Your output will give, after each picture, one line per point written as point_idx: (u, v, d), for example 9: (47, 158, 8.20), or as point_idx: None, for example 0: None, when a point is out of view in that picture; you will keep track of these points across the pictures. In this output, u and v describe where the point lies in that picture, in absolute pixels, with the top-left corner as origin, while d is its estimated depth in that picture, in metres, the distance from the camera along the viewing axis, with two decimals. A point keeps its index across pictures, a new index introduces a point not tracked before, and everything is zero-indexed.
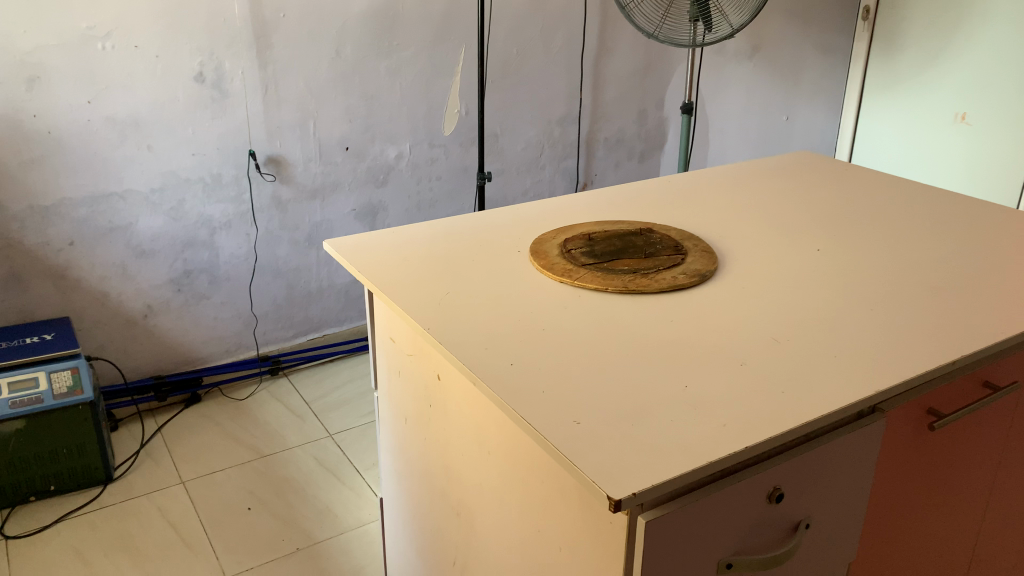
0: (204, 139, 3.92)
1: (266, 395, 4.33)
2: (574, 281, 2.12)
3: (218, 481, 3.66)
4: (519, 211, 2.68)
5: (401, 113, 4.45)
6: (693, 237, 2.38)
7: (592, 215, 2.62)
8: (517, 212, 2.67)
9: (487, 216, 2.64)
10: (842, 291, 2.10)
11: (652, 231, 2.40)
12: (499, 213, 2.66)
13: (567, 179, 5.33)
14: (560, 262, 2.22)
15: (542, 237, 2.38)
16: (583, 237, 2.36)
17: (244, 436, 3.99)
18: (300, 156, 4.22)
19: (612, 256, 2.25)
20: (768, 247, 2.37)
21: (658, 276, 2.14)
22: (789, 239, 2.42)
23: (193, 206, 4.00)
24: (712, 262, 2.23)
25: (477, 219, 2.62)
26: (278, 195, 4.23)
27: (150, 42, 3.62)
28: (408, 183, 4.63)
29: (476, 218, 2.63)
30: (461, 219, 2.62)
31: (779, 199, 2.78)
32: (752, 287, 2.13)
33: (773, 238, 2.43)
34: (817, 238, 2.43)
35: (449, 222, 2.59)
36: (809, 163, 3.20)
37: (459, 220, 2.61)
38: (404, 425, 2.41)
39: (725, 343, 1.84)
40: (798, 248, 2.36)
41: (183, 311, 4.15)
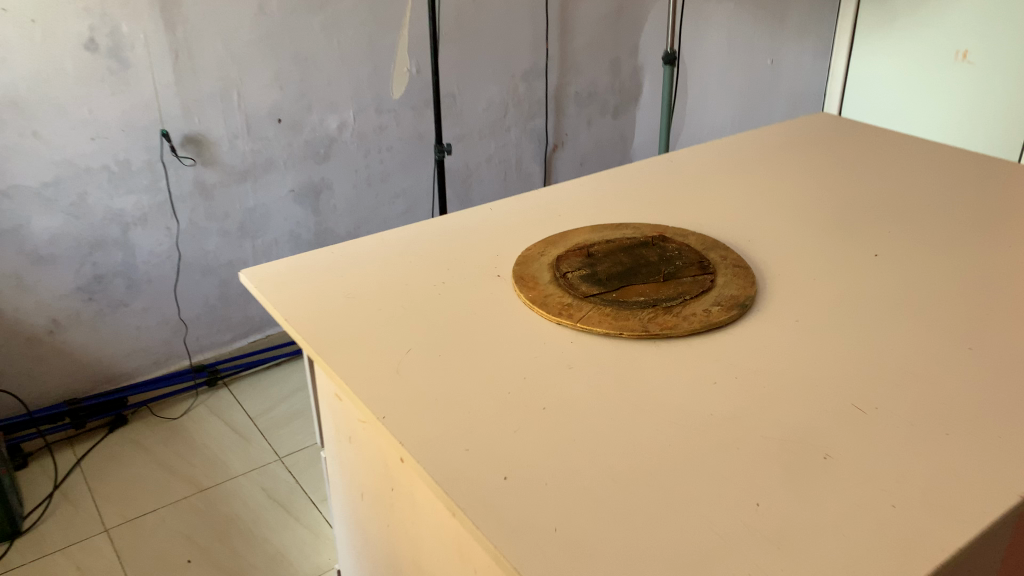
0: (105, 119, 3.26)
1: (204, 410, 3.78)
2: (578, 322, 1.59)
3: (148, 526, 3.12)
4: (491, 212, 2.13)
5: (342, 76, 3.82)
6: (720, 246, 1.86)
7: (586, 214, 2.08)
8: (489, 214, 2.12)
9: (452, 221, 2.09)
10: (924, 320, 1.61)
11: (666, 239, 1.88)
12: (468, 216, 2.11)
13: (535, 142, 4.75)
14: (555, 294, 1.69)
15: (527, 254, 1.85)
16: (580, 253, 1.82)
17: (179, 465, 3.44)
18: (225, 133, 3.59)
19: (621, 281, 1.72)
20: (814, 255, 1.86)
21: (686, 309, 1.62)
22: (838, 242, 1.92)
23: (98, 200, 3.36)
24: (751, 283, 1.72)
25: (440, 226, 2.07)
26: (202, 179, 3.60)
27: (23, 4, 2.93)
28: (354, 156, 4.02)
29: (440, 225, 2.08)
30: (420, 227, 2.06)
31: (810, 181, 2.27)
32: (809, 319, 1.62)
33: (818, 241, 1.93)
34: (872, 240, 1.93)
35: (404, 233, 2.03)
36: (831, 130, 2.69)
37: (417, 229, 2.05)
38: (360, 500, 1.89)
39: (796, 417, 1.34)
40: (854, 255, 1.86)
41: (96, 322, 3.54)
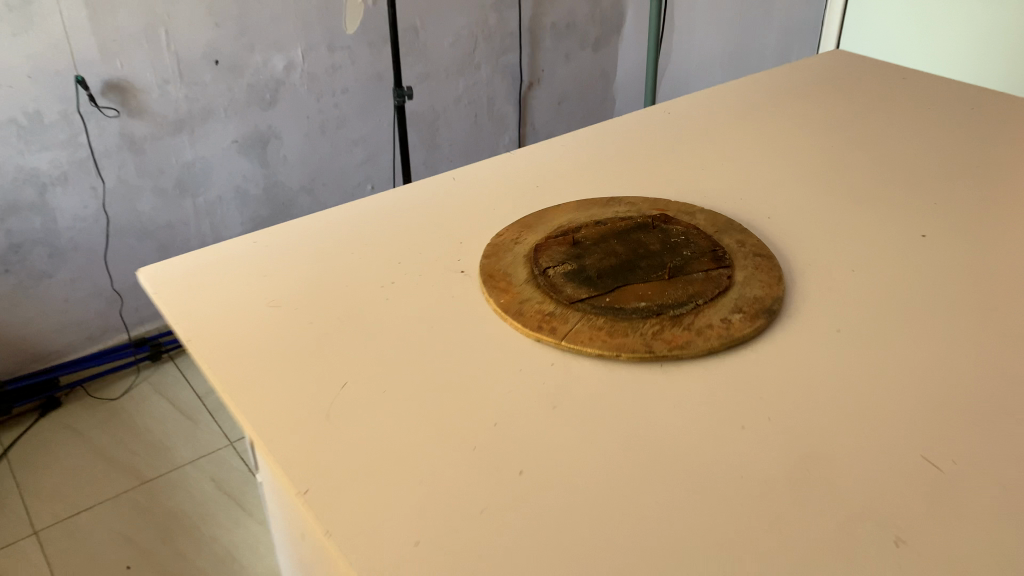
0: (6, 65, 2.79)
1: (147, 388, 3.43)
2: (563, 340, 1.25)
3: (83, 526, 2.80)
4: (454, 182, 1.76)
5: (287, 9, 3.34)
6: (735, 228, 1.51)
7: (568, 186, 1.71)
8: (452, 184, 1.75)
9: (406, 195, 1.71)
10: (995, 324, 1.28)
11: (669, 220, 1.52)
12: (426, 188, 1.73)
13: (508, 79, 4.31)
14: (534, 300, 1.34)
15: (498, 244, 1.49)
16: (564, 242, 1.47)
17: (118, 453, 3.11)
18: (153, 78, 3.13)
19: (617, 280, 1.37)
20: (848, 235, 1.52)
21: (700, 319, 1.28)
22: (878, 217, 1.57)
23: (6, 158, 2.92)
24: (777, 279, 1.37)
25: (392, 201, 1.69)
26: (129, 131, 3.16)
27: None
28: (305, 101, 3.58)
29: (392, 198, 1.71)
30: (367, 202, 1.68)
31: (836, 134, 1.91)
32: (854, 326, 1.29)
33: (854, 216, 1.58)
34: (919, 212, 1.58)
35: (347, 210, 1.66)
36: (852, 69, 2.32)
37: (363, 205, 1.67)
38: (302, 540, 1.56)
39: (850, 476, 1.02)
40: (898, 235, 1.51)
41: (17, 296, 3.15)
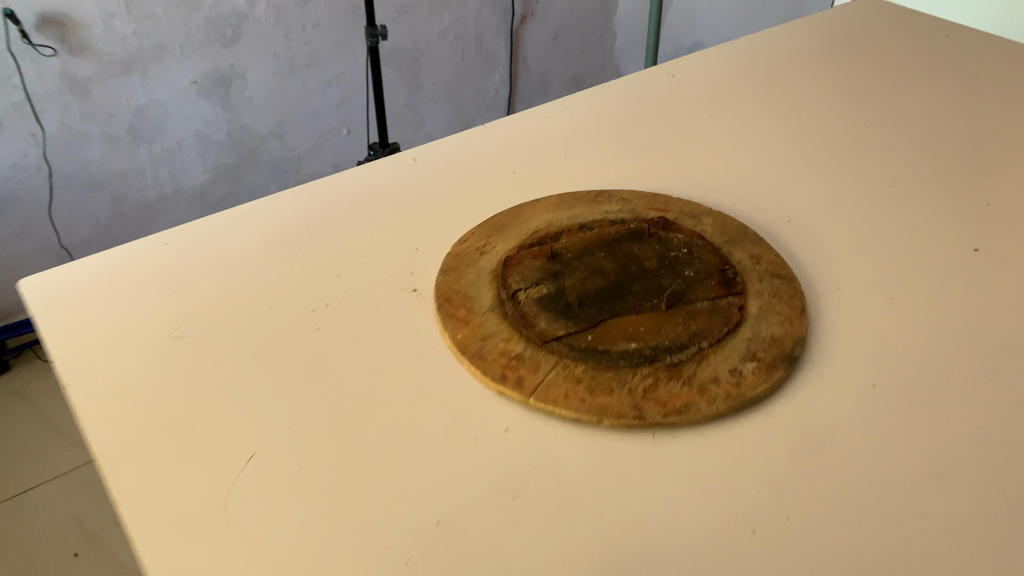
0: None
1: None
2: (530, 398, 0.99)
3: (28, 508, 2.60)
4: (415, 161, 1.47)
5: None
6: (749, 239, 1.24)
7: (550, 173, 1.43)
8: (412, 165, 1.46)
9: (356, 177, 1.42)
10: None
11: (669, 227, 1.26)
12: (381, 169, 1.45)
13: (499, 13, 3.92)
14: (498, 336, 1.08)
15: (460, 254, 1.22)
16: (539, 255, 1.20)
17: (69, 424, 2.90)
18: (95, 12, 2.76)
19: (603, 310, 1.11)
20: (886, 248, 1.25)
21: (704, 371, 1.02)
22: (921, 224, 1.30)
23: None
24: (799, 313, 1.12)
25: (338, 185, 1.41)
26: (70, 71, 2.82)
27: None
28: (271, 34, 3.22)
29: (337, 180, 1.42)
30: (306, 187, 1.40)
31: (871, 109, 1.61)
32: (892, 381, 1.04)
33: (892, 221, 1.31)
34: (971, 219, 1.31)
35: (282, 198, 1.37)
36: (888, 22, 1.99)
37: (302, 191, 1.39)
38: None
39: None
40: (946, 250, 1.25)
41: None
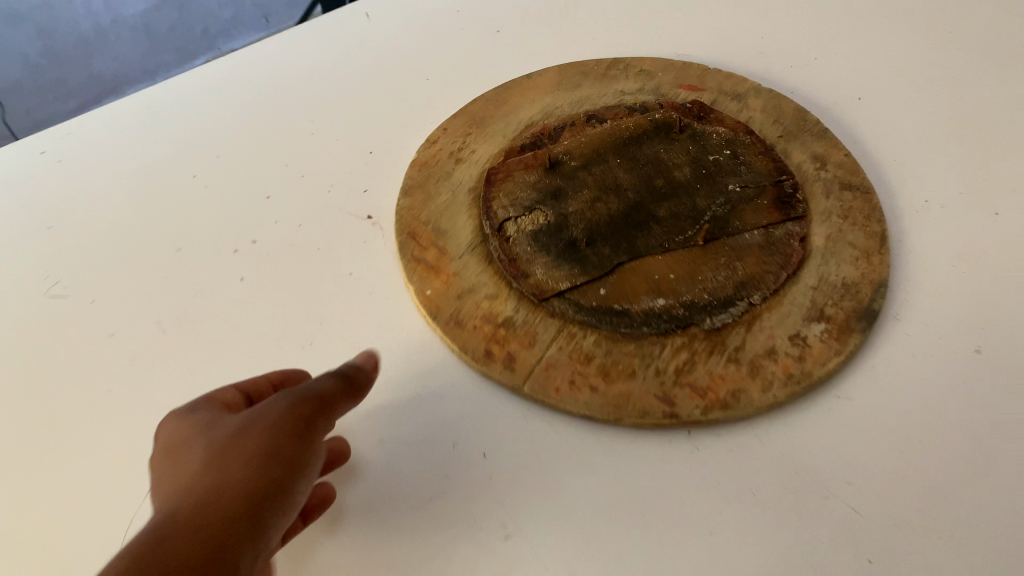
0: None
1: None
2: (525, 386, 0.74)
3: None
4: (370, 24, 1.12)
5: None
6: (811, 131, 0.94)
7: (545, 38, 1.09)
8: (366, 30, 1.12)
9: (293, 50, 1.09)
10: None
11: (706, 116, 0.95)
12: (325, 36, 1.11)
13: None
14: (480, 292, 0.81)
15: (428, 164, 0.92)
16: (533, 165, 0.90)
17: None
18: None
19: (619, 249, 0.83)
20: (995, 141, 0.94)
21: (755, 340, 0.77)
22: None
23: None
24: (878, 245, 0.84)
25: (275, 62, 1.07)
26: None
27: None
28: None
29: (273, 54, 1.09)
30: (233, 67, 1.06)
31: None
32: (1000, 343, 0.79)
33: (998, 95, 0.99)
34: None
35: (202, 83, 1.04)
36: None
37: (228, 73, 1.06)
38: None
39: None
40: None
41: None
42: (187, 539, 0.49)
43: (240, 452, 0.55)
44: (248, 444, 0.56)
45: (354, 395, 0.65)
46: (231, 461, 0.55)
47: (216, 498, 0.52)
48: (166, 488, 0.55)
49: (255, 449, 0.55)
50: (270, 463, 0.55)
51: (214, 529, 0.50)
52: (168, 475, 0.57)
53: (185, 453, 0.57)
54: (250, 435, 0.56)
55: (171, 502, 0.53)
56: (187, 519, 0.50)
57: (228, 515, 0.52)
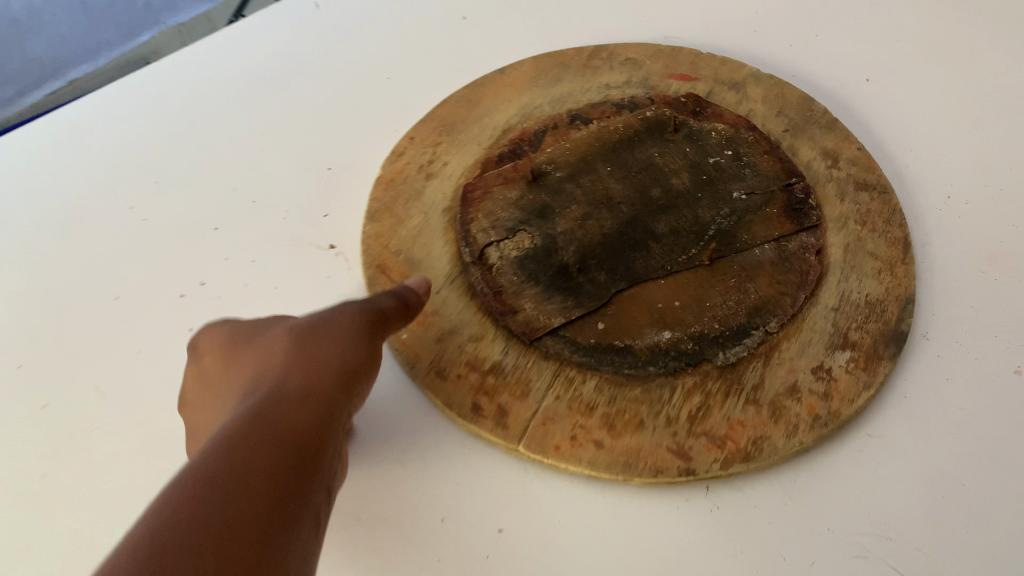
0: None
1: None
2: (520, 446, 0.65)
3: None
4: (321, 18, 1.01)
5: None
6: (818, 123, 0.85)
7: (516, 27, 0.98)
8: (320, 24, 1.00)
9: (235, 53, 0.97)
10: None
11: (703, 111, 0.85)
12: (271, 35, 0.99)
13: None
14: (463, 333, 0.72)
15: (395, 182, 0.82)
16: (513, 178, 0.81)
17: None
18: None
19: (616, 275, 0.74)
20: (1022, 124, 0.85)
21: (775, 377, 0.69)
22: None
23: None
24: (902, 253, 0.76)
25: (219, 66, 0.95)
26: None
27: None
28: None
29: (216, 57, 0.97)
30: (172, 75, 0.94)
31: None
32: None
33: (1019, 73, 0.90)
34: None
35: (137, 96, 0.93)
36: None
37: (166, 82, 0.94)
38: None
39: None
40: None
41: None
42: (308, 408, 0.54)
43: (325, 349, 0.60)
44: (332, 345, 0.60)
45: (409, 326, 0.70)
46: (320, 354, 0.59)
47: (328, 374, 0.57)
48: (249, 370, 0.58)
49: (339, 351, 0.59)
50: (353, 362, 0.60)
51: (328, 396, 0.56)
52: (247, 365, 0.59)
53: (258, 344, 0.60)
54: (331, 338, 0.60)
55: (268, 381, 0.56)
56: (296, 395, 0.54)
57: (328, 399, 0.56)
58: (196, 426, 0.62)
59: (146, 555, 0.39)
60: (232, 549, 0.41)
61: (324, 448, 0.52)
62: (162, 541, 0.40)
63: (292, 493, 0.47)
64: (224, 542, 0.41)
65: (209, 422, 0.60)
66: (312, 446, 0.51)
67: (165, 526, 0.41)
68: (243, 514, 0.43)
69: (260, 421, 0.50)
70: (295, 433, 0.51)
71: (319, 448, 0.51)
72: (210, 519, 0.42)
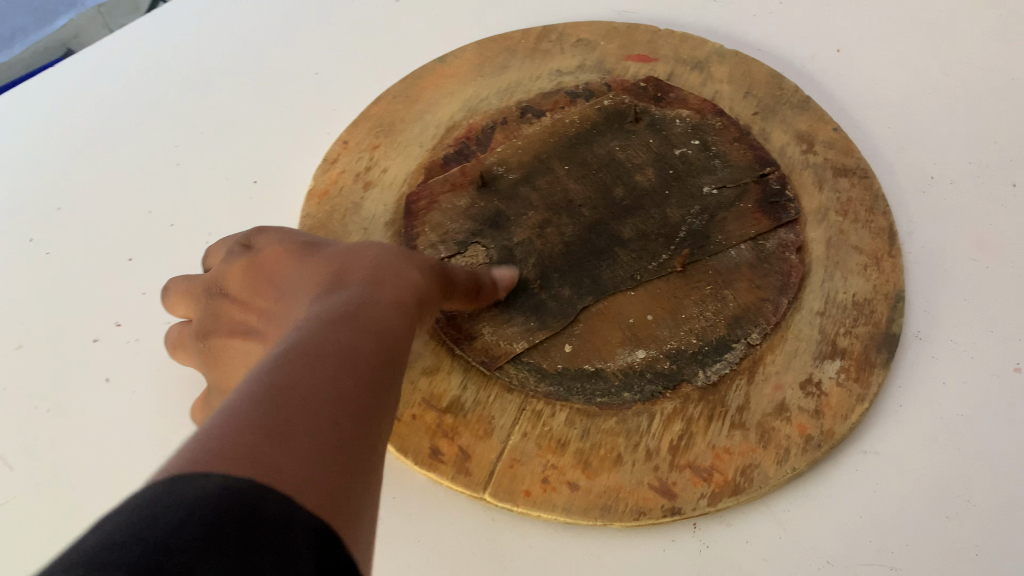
0: None
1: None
2: (486, 494, 0.59)
3: None
4: (243, 16, 0.92)
5: None
6: (789, 103, 0.78)
7: (456, 13, 0.90)
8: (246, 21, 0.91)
9: (154, 57, 0.88)
10: None
11: (665, 96, 0.78)
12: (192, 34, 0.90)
13: None
14: (416, 365, 0.65)
15: (329, 194, 0.74)
16: (462, 184, 0.73)
17: None
18: None
19: (581, 289, 0.67)
20: (1010, 89, 0.78)
21: (761, 395, 0.63)
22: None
23: None
24: (888, 245, 0.70)
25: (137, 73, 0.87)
26: None
27: None
28: None
29: (135, 62, 0.88)
30: (88, 84, 0.86)
31: None
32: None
33: (1003, 32, 0.82)
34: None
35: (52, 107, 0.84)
36: None
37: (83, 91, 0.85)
38: None
39: None
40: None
41: None
42: (396, 315, 0.47)
43: (411, 254, 0.55)
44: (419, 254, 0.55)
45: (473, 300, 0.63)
46: (407, 257, 0.54)
47: (412, 287, 0.51)
48: (328, 260, 0.53)
49: (417, 269, 0.53)
50: (437, 276, 0.56)
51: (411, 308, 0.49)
52: (320, 268, 0.52)
53: (331, 251, 0.54)
54: (408, 255, 0.54)
55: (351, 282, 0.49)
56: (388, 293, 0.49)
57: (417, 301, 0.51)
58: (244, 327, 0.55)
59: (256, 430, 0.32)
60: (350, 418, 0.36)
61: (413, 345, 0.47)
62: (279, 393, 0.35)
63: (394, 382, 0.41)
64: (341, 406, 0.36)
65: (265, 313, 0.54)
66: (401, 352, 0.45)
67: (281, 380, 0.36)
68: (357, 385, 0.38)
69: (357, 306, 0.45)
70: (387, 336, 0.44)
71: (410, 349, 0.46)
72: (324, 383, 0.37)
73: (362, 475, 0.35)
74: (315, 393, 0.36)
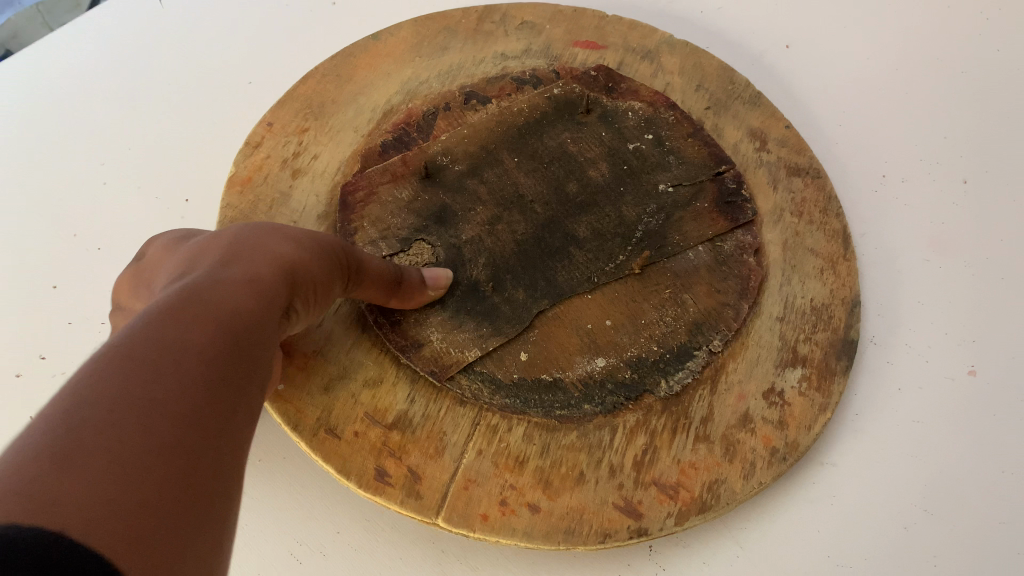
0: None
1: None
2: (439, 520, 0.54)
3: None
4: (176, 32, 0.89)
5: None
6: (741, 97, 0.76)
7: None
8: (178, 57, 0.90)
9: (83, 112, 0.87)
10: None
11: (616, 87, 0.74)
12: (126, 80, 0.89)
13: None
14: (356, 377, 0.59)
15: (252, 182, 0.66)
16: (403, 175, 0.66)
17: None
18: None
19: (536, 291, 0.62)
20: None
21: (724, 406, 0.60)
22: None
23: None
24: (843, 248, 0.68)
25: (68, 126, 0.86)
26: None
27: None
28: None
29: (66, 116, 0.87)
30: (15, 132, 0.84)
31: None
32: (999, 360, 0.68)
33: None
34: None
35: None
36: None
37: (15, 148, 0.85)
38: None
39: None
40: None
41: None
42: (247, 294, 0.43)
43: (283, 233, 0.51)
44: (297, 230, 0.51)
45: (392, 293, 0.57)
46: (279, 237, 0.50)
47: (277, 262, 0.47)
48: (195, 245, 0.49)
49: (283, 243, 0.49)
50: (329, 259, 0.52)
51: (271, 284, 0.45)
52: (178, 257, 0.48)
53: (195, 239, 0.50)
54: (276, 231, 0.50)
55: (204, 264, 0.45)
56: (243, 270, 0.45)
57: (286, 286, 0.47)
58: None
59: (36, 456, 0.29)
60: (162, 426, 0.33)
61: (273, 329, 0.43)
62: (76, 411, 0.31)
63: (231, 374, 0.38)
64: (159, 425, 0.33)
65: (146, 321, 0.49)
66: (249, 334, 0.41)
67: (85, 392, 0.32)
68: (177, 386, 0.35)
69: (201, 290, 0.41)
70: (232, 321, 0.40)
71: (264, 331, 0.42)
72: (137, 387, 0.33)
73: (179, 489, 0.32)
74: (129, 405, 0.32)
